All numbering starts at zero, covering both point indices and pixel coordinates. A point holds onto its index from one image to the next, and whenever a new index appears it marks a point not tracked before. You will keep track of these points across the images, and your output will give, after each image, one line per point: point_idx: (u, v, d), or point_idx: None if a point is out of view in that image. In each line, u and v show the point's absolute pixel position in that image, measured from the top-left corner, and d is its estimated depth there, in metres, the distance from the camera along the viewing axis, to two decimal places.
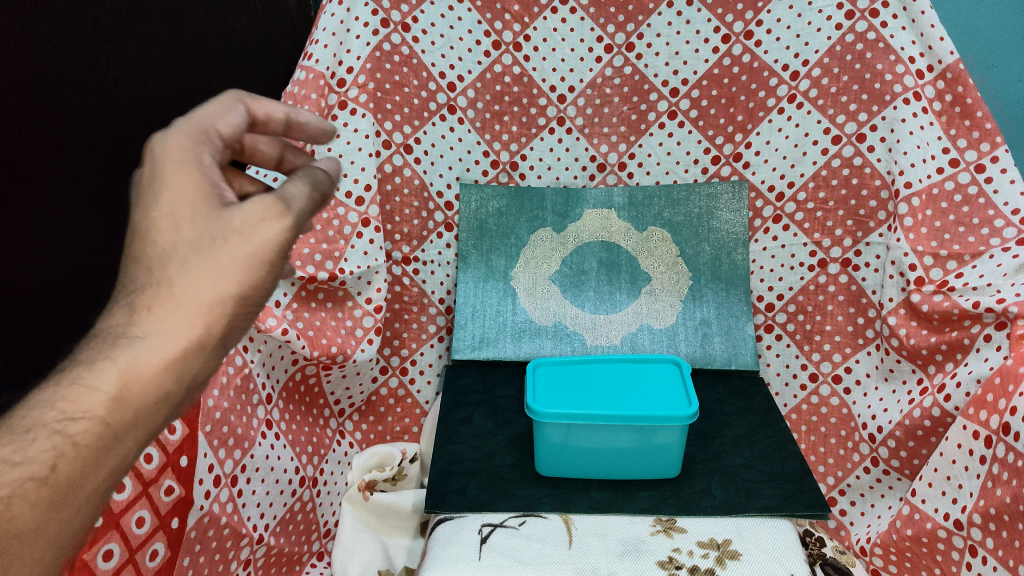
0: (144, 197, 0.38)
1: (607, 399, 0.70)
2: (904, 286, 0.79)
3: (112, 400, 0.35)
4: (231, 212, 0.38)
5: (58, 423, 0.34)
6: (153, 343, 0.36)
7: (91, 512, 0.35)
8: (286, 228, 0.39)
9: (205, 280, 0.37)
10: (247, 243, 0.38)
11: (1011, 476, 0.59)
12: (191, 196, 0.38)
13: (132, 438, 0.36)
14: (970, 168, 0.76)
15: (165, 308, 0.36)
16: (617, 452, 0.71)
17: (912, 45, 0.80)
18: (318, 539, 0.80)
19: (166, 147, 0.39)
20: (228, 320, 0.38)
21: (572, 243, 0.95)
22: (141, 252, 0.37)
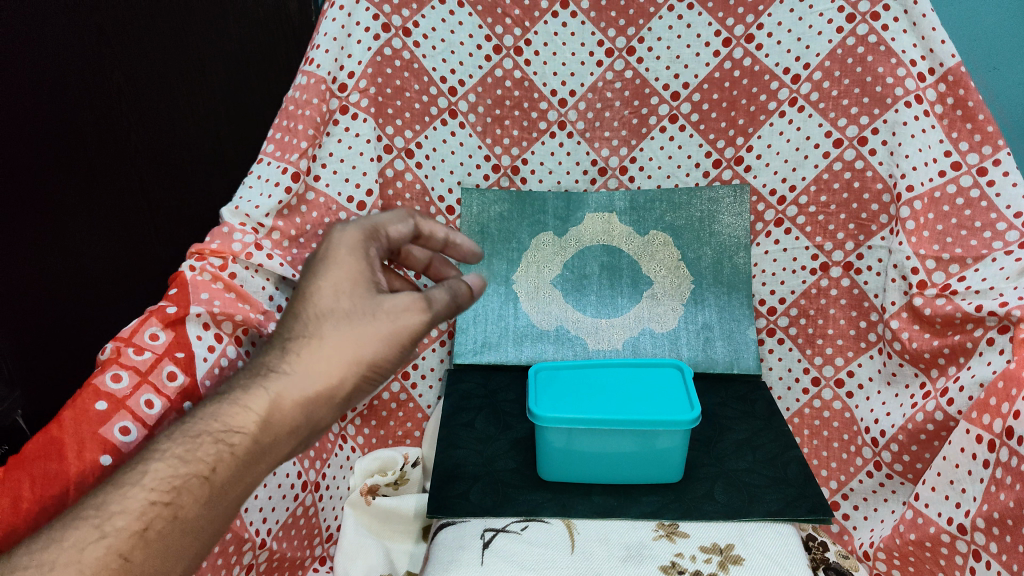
0: (317, 270, 0.51)
1: (610, 404, 0.70)
2: (907, 290, 0.78)
3: (262, 421, 0.48)
4: (383, 300, 0.50)
5: (221, 434, 0.47)
6: (298, 387, 0.48)
7: (234, 502, 0.48)
8: (419, 319, 0.51)
9: (347, 348, 0.49)
10: (384, 325, 0.50)
11: (1014, 480, 0.59)
12: (354, 277, 0.51)
13: (271, 454, 0.49)
14: (972, 171, 0.76)
15: (314, 358, 0.49)
16: (620, 458, 0.71)
17: (914, 49, 0.79)
18: (320, 543, 0.79)
19: (343, 234, 0.53)
20: (357, 377, 0.50)
21: (574, 247, 0.95)
22: (303, 312, 0.50)
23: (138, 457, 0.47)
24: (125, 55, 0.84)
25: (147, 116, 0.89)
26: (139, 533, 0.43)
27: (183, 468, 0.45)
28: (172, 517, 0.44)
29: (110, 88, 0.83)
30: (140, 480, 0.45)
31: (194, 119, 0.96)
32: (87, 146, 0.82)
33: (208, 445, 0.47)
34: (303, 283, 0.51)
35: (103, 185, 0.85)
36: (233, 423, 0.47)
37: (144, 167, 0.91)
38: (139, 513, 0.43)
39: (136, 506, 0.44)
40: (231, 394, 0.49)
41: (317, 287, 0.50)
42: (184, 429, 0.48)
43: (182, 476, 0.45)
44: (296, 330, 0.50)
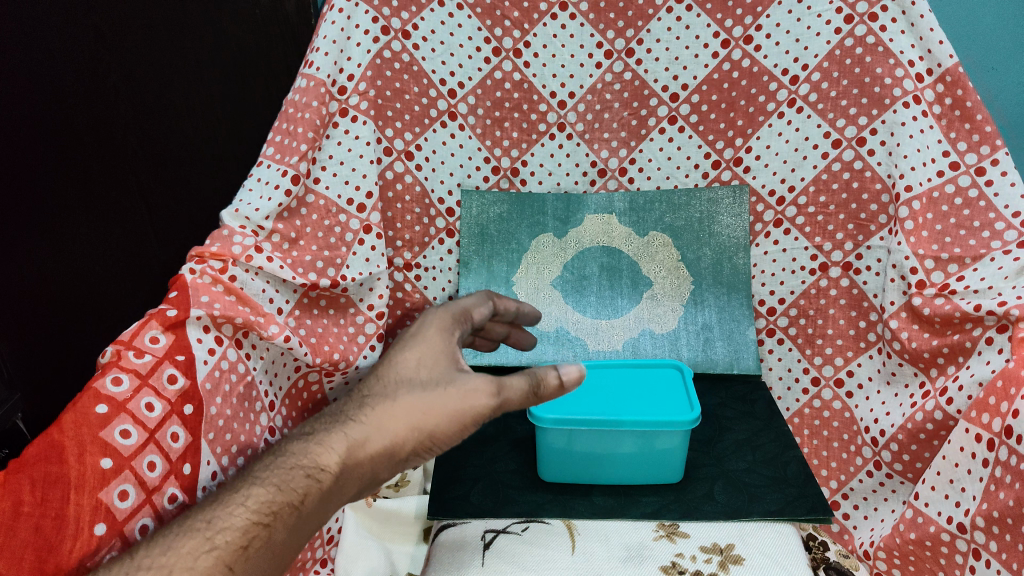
0: (407, 345, 0.62)
1: (610, 405, 0.70)
2: (906, 289, 0.79)
3: (343, 465, 0.55)
4: (457, 376, 0.58)
5: (311, 470, 0.54)
6: (375, 441, 0.56)
7: (302, 543, 0.54)
8: (486, 401, 0.57)
9: (418, 414, 0.56)
10: (453, 401, 0.56)
11: (1013, 479, 0.59)
12: (437, 354, 0.61)
13: (340, 499, 0.55)
14: (970, 171, 0.76)
15: (389, 414, 0.56)
16: (620, 458, 0.71)
17: (911, 49, 0.79)
18: (321, 546, 0.77)
19: (434, 317, 0.65)
20: (421, 442, 0.57)
21: (573, 248, 0.96)
22: (388, 376, 0.59)
23: (234, 485, 0.53)
24: (122, 55, 0.84)
25: (145, 118, 0.88)
26: (238, 552, 0.48)
27: (276, 497, 0.52)
28: (262, 541, 0.50)
29: (105, 89, 0.83)
30: (241, 503, 0.51)
31: (196, 119, 0.95)
32: (79, 146, 0.83)
33: (297, 480, 0.53)
34: (392, 351, 0.62)
35: (97, 184, 0.86)
36: (319, 463, 0.54)
37: (142, 169, 0.90)
38: (243, 530, 0.49)
39: (237, 524, 0.49)
40: (317, 438, 0.56)
41: (404, 357, 0.60)
42: (278, 463, 0.54)
43: (275, 504, 0.51)
44: (378, 391, 0.59)
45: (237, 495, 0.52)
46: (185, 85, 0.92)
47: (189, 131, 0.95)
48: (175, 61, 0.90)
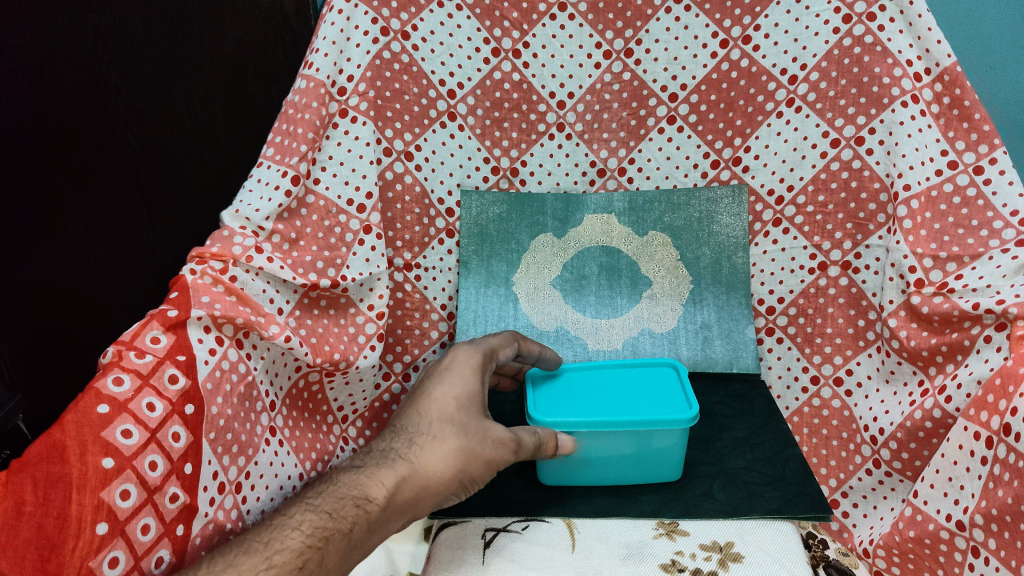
0: (445, 380, 0.66)
1: (607, 406, 0.70)
2: (904, 288, 0.79)
3: (388, 499, 0.57)
4: (490, 422, 0.63)
5: (358, 502, 0.55)
6: (418, 478, 0.59)
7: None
8: (512, 455, 0.62)
9: (461, 458, 0.61)
10: (489, 449, 0.62)
11: (1012, 476, 0.60)
12: (472, 395, 0.65)
13: (381, 532, 0.57)
14: (968, 170, 0.76)
15: (433, 452, 0.60)
16: (618, 460, 0.71)
17: (909, 48, 0.80)
18: None
19: (465, 352, 0.68)
20: (458, 482, 0.61)
21: (573, 248, 0.96)
22: (427, 413, 0.63)
23: (285, 510, 0.54)
24: (120, 56, 0.84)
25: (144, 116, 0.89)
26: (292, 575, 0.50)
27: (329, 525, 0.53)
28: (315, 567, 0.51)
29: (107, 90, 0.83)
30: (294, 528, 0.52)
31: (192, 120, 0.97)
32: (83, 146, 0.82)
33: (347, 509, 0.55)
34: (428, 386, 0.65)
35: (100, 184, 0.85)
36: (366, 495, 0.56)
37: (142, 170, 0.91)
38: (297, 554, 0.51)
39: (294, 548, 0.51)
40: (366, 471, 0.58)
41: (441, 393, 0.64)
42: (328, 491, 0.56)
43: (327, 532, 0.53)
44: (418, 427, 0.62)
45: (289, 521, 0.53)
46: (184, 82, 0.94)
47: (185, 130, 0.96)
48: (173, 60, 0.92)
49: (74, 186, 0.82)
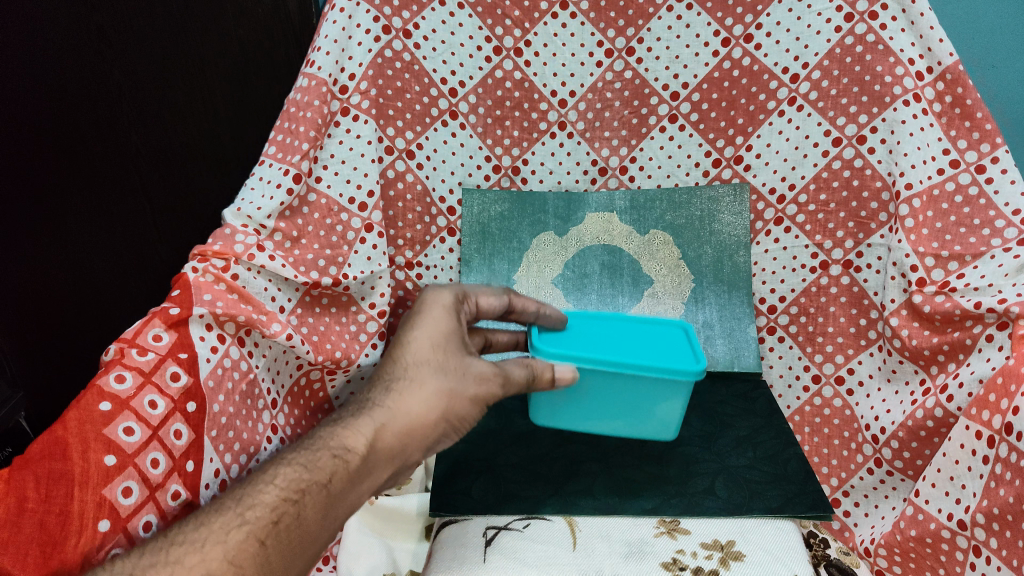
0: (414, 323, 0.65)
1: (616, 350, 0.70)
2: (906, 287, 0.79)
3: (369, 445, 0.56)
4: (466, 362, 0.63)
5: (338, 450, 0.54)
6: (399, 422, 0.59)
7: (337, 528, 0.54)
8: (494, 390, 0.63)
9: (443, 398, 0.61)
10: (471, 387, 0.62)
11: (1014, 475, 0.60)
12: (448, 335, 0.64)
13: (368, 482, 0.56)
14: (970, 169, 0.76)
15: (410, 396, 0.60)
16: (620, 408, 0.73)
17: (911, 47, 0.79)
18: None
19: (434, 297, 0.68)
20: (443, 421, 0.61)
21: (574, 246, 0.96)
22: (403, 360, 0.63)
23: (263, 467, 0.53)
24: (124, 55, 0.82)
25: (147, 115, 0.87)
26: (269, 526, 0.48)
27: (310, 473, 0.52)
28: (300, 515, 0.50)
29: (110, 87, 0.82)
30: (270, 480, 0.51)
31: (201, 119, 0.94)
32: (83, 144, 0.82)
33: (327, 458, 0.54)
34: (400, 334, 0.65)
35: (104, 181, 0.86)
36: (346, 442, 0.55)
37: (145, 169, 0.89)
38: (274, 505, 0.49)
39: (274, 498, 0.50)
40: (342, 424, 0.57)
41: (415, 339, 0.64)
42: (304, 446, 0.55)
43: (309, 479, 0.52)
44: (396, 375, 0.62)
45: (266, 475, 0.52)
46: (188, 81, 0.90)
47: (196, 131, 0.94)
48: (177, 54, 0.87)
49: (78, 184, 0.84)
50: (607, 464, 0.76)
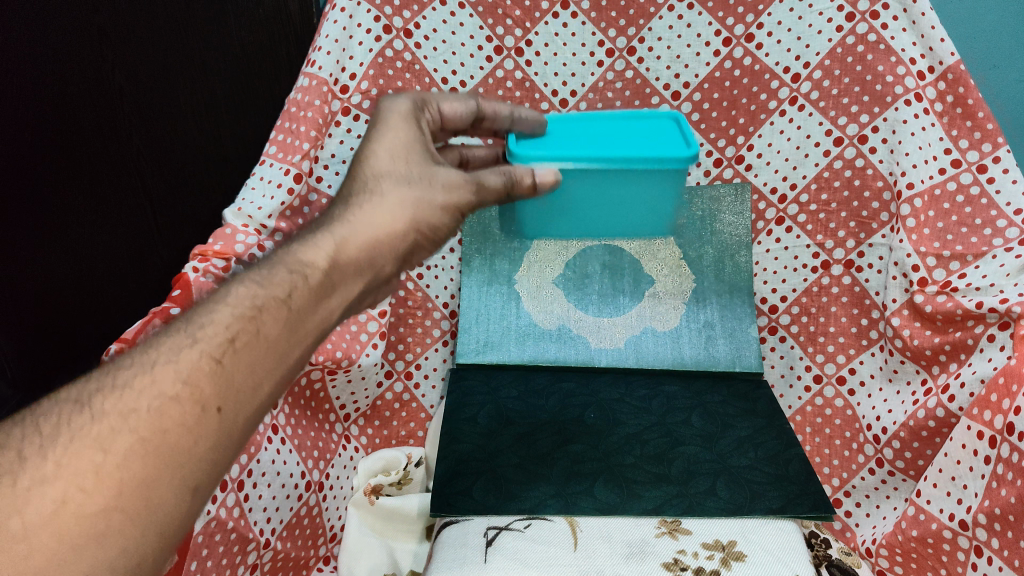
0: (373, 135, 0.54)
1: (599, 145, 0.70)
2: (907, 287, 0.79)
3: (327, 261, 0.45)
4: (438, 168, 0.54)
5: (295, 265, 0.44)
6: (361, 232, 0.48)
7: (308, 348, 0.44)
8: (469, 197, 0.54)
9: (412, 208, 0.51)
10: (442, 194, 0.53)
11: (1015, 475, 0.60)
12: (412, 141, 0.54)
13: (332, 299, 0.46)
14: (972, 168, 0.76)
15: (376, 207, 0.50)
16: (608, 187, 0.74)
17: (913, 46, 0.79)
18: (324, 543, 0.79)
19: (388, 104, 0.57)
20: (413, 236, 0.51)
21: (575, 247, 0.95)
22: (360, 172, 0.52)
23: (202, 299, 0.42)
24: (127, 56, 0.83)
25: (149, 116, 0.88)
26: (223, 349, 0.38)
27: (261, 290, 0.42)
28: (258, 332, 0.40)
29: (110, 88, 0.83)
30: (217, 303, 0.40)
31: (206, 120, 0.94)
32: (83, 146, 0.84)
33: (281, 272, 0.43)
34: (360, 144, 0.54)
35: (105, 181, 0.89)
36: (298, 259, 0.44)
37: (145, 169, 0.91)
38: (224, 326, 0.39)
39: (223, 317, 0.39)
40: (297, 240, 0.46)
41: (372, 147, 0.53)
42: (253, 266, 0.44)
43: (261, 297, 0.41)
44: (354, 189, 0.51)
45: (210, 298, 0.41)
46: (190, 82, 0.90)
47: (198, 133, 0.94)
48: (179, 58, 0.88)
49: (74, 182, 0.86)
50: (608, 464, 0.76)
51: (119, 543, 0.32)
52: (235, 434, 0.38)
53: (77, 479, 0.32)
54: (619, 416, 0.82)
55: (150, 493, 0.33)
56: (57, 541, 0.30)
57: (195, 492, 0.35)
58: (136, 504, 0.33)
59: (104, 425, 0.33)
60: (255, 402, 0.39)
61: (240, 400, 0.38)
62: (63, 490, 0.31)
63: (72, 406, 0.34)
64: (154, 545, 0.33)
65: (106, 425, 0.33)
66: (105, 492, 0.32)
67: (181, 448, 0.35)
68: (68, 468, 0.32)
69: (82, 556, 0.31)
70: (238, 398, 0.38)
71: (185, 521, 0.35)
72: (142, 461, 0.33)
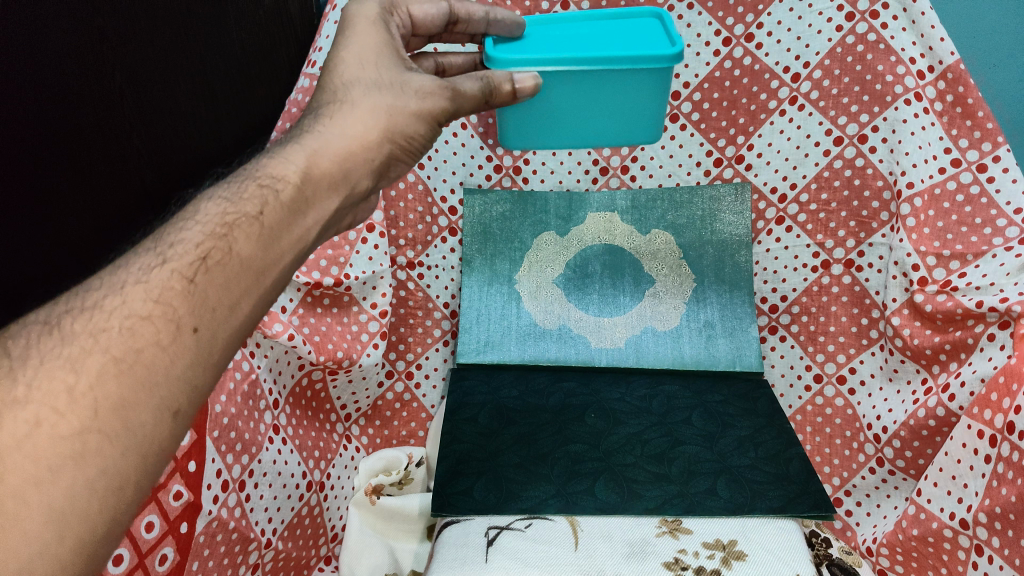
0: (339, 47, 0.55)
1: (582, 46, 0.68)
2: (907, 286, 0.79)
3: (302, 173, 0.45)
4: (405, 75, 0.53)
5: (265, 180, 0.44)
6: (335, 143, 0.48)
7: (290, 263, 0.43)
8: (443, 102, 0.54)
9: (382, 116, 0.50)
10: (413, 101, 0.52)
11: (1016, 475, 0.60)
12: (378, 49, 0.54)
13: (316, 212, 0.45)
14: (972, 167, 0.76)
15: (346, 117, 0.50)
16: (594, 105, 0.71)
17: (913, 46, 0.79)
18: (324, 543, 0.80)
19: (356, 12, 0.58)
20: (391, 147, 0.51)
21: (575, 246, 0.96)
22: (330, 83, 0.52)
23: (179, 213, 0.42)
24: (127, 53, 0.71)
25: (150, 117, 0.77)
26: (196, 262, 0.38)
27: (233, 207, 0.42)
28: (231, 249, 0.40)
29: (110, 91, 0.70)
30: (189, 220, 0.40)
31: (220, 127, 0.90)
32: (137, 170, 0.76)
33: (252, 188, 0.43)
34: (327, 59, 0.54)
35: (149, 203, 0.78)
36: (273, 171, 0.44)
37: (185, 190, 0.85)
38: (196, 242, 0.39)
39: (194, 236, 0.39)
40: (268, 154, 0.46)
41: (340, 60, 0.53)
42: (225, 182, 0.44)
43: (233, 212, 0.41)
44: (323, 101, 0.51)
45: (180, 217, 0.41)
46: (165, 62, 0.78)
47: (215, 144, 0.89)
48: (175, 51, 0.79)
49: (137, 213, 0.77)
50: (608, 463, 0.76)
51: (100, 463, 0.31)
52: (217, 347, 0.37)
53: (49, 400, 0.31)
54: (619, 416, 0.82)
55: (127, 415, 0.32)
56: (34, 464, 0.30)
57: (178, 414, 0.35)
58: (112, 424, 0.32)
59: (73, 348, 0.33)
60: (237, 319, 0.39)
61: (218, 314, 0.38)
62: (36, 413, 0.31)
63: (41, 330, 0.34)
64: (137, 466, 0.33)
65: (77, 347, 0.33)
66: (79, 414, 0.31)
67: (158, 365, 0.34)
68: (40, 391, 0.31)
69: (59, 477, 0.30)
70: (216, 314, 0.37)
71: (170, 443, 0.34)
72: (116, 382, 0.33)
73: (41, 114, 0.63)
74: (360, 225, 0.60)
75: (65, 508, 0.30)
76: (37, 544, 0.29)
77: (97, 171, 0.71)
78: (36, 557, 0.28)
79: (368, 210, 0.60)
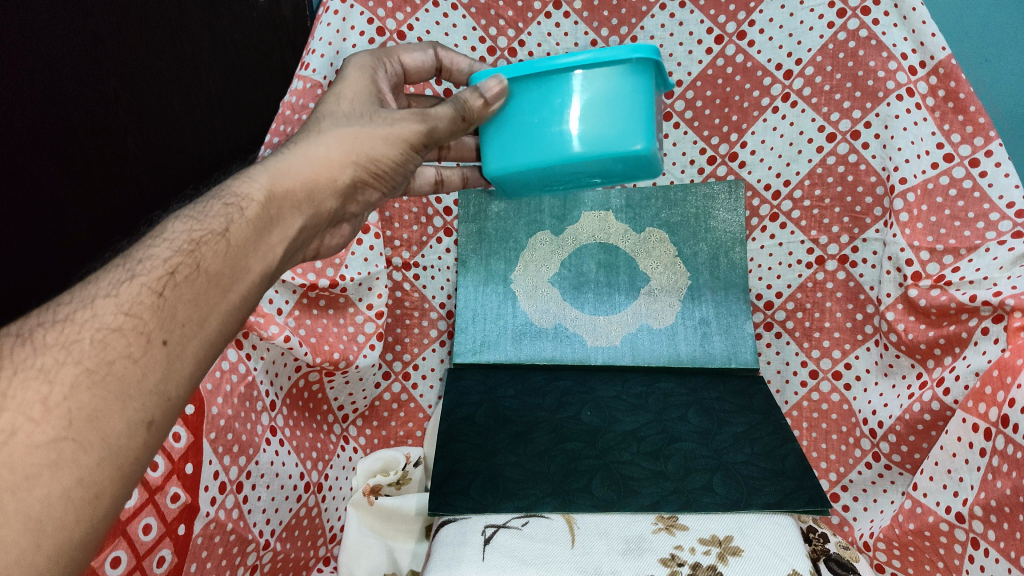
0: (327, 89, 0.56)
1: None
2: (901, 282, 0.80)
3: (268, 193, 0.46)
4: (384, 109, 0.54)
5: (233, 200, 0.44)
6: (301, 166, 0.48)
7: (256, 280, 0.43)
8: (415, 128, 0.52)
9: (350, 141, 0.50)
10: (383, 128, 0.52)
11: (1010, 467, 0.60)
12: (358, 90, 0.56)
13: (278, 233, 0.46)
14: (964, 163, 0.76)
15: (316, 141, 0.50)
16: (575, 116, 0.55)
17: (904, 42, 0.79)
18: (324, 544, 0.80)
19: (352, 59, 0.60)
20: (360, 172, 0.51)
21: (570, 245, 0.96)
22: (311, 116, 0.53)
23: (151, 231, 0.42)
24: (122, 58, 0.73)
25: (146, 121, 0.78)
26: (165, 280, 0.38)
27: (200, 224, 0.42)
28: (199, 266, 0.39)
29: (105, 93, 0.71)
30: (160, 238, 0.41)
31: (218, 129, 0.91)
32: (135, 173, 0.77)
33: (218, 207, 0.43)
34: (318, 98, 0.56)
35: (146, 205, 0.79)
36: (241, 191, 0.45)
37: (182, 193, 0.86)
38: (166, 259, 0.39)
39: (163, 252, 0.39)
40: (240, 175, 0.47)
41: (325, 98, 0.55)
42: (196, 203, 0.44)
43: (200, 230, 0.41)
44: (301, 129, 0.52)
45: (150, 235, 0.41)
46: (163, 65, 0.79)
47: (212, 149, 0.90)
48: (171, 57, 0.80)
49: (135, 214, 0.78)
50: (604, 461, 0.76)
51: (75, 472, 0.31)
52: (188, 361, 0.37)
53: (25, 409, 0.31)
54: (616, 413, 0.83)
55: (101, 426, 0.32)
56: (11, 471, 0.29)
57: (151, 426, 0.34)
58: (85, 435, 0.32)
59: (47, 358, 0.33)
60: (206, 335, 0.39)
61: (187, 329, 0.37)
62: (11, 422, 0.30)
63: (14, 340, 0.34)
64: (111, 476, 0.32)
65: (50, 357, 0.33)
66: (54, 423, 0.31)
67: (130, 378, 0.34)
68: (15, 400, 0.31)
69: (35, 485, 0.30)
70: (185, 329, 0.37)
71: (143, 456, 0.34)
72: (89, 393, 0.33)
73: (35, 116, 0.64)
74: (328, 251, 0.61)
75: (42, 516, 0.29)
76: (14, 551, 0.28)
77: (92, 173, 0.71)
78: (14, 564, 0.28)
79: (339, 237, 0.60)
